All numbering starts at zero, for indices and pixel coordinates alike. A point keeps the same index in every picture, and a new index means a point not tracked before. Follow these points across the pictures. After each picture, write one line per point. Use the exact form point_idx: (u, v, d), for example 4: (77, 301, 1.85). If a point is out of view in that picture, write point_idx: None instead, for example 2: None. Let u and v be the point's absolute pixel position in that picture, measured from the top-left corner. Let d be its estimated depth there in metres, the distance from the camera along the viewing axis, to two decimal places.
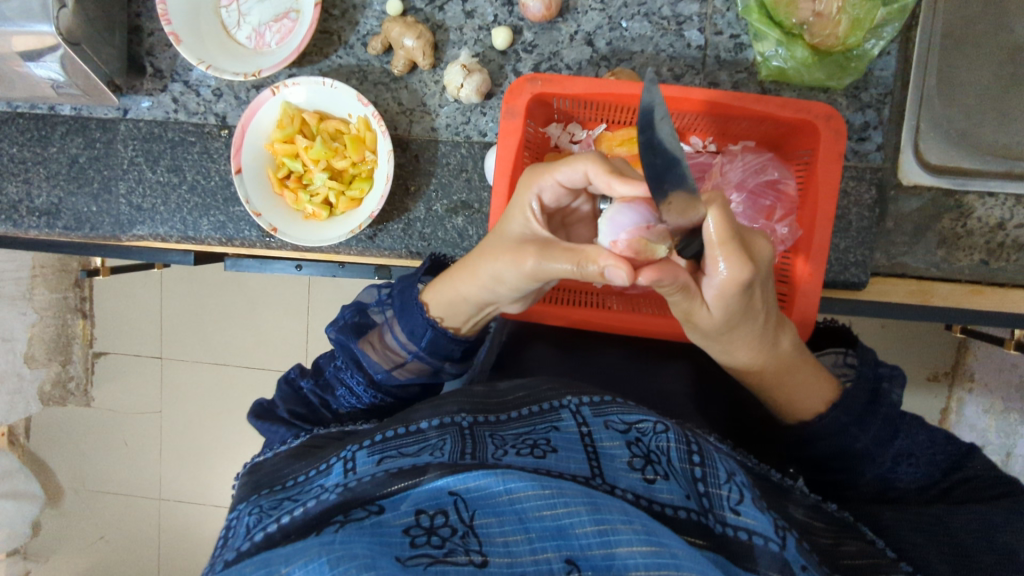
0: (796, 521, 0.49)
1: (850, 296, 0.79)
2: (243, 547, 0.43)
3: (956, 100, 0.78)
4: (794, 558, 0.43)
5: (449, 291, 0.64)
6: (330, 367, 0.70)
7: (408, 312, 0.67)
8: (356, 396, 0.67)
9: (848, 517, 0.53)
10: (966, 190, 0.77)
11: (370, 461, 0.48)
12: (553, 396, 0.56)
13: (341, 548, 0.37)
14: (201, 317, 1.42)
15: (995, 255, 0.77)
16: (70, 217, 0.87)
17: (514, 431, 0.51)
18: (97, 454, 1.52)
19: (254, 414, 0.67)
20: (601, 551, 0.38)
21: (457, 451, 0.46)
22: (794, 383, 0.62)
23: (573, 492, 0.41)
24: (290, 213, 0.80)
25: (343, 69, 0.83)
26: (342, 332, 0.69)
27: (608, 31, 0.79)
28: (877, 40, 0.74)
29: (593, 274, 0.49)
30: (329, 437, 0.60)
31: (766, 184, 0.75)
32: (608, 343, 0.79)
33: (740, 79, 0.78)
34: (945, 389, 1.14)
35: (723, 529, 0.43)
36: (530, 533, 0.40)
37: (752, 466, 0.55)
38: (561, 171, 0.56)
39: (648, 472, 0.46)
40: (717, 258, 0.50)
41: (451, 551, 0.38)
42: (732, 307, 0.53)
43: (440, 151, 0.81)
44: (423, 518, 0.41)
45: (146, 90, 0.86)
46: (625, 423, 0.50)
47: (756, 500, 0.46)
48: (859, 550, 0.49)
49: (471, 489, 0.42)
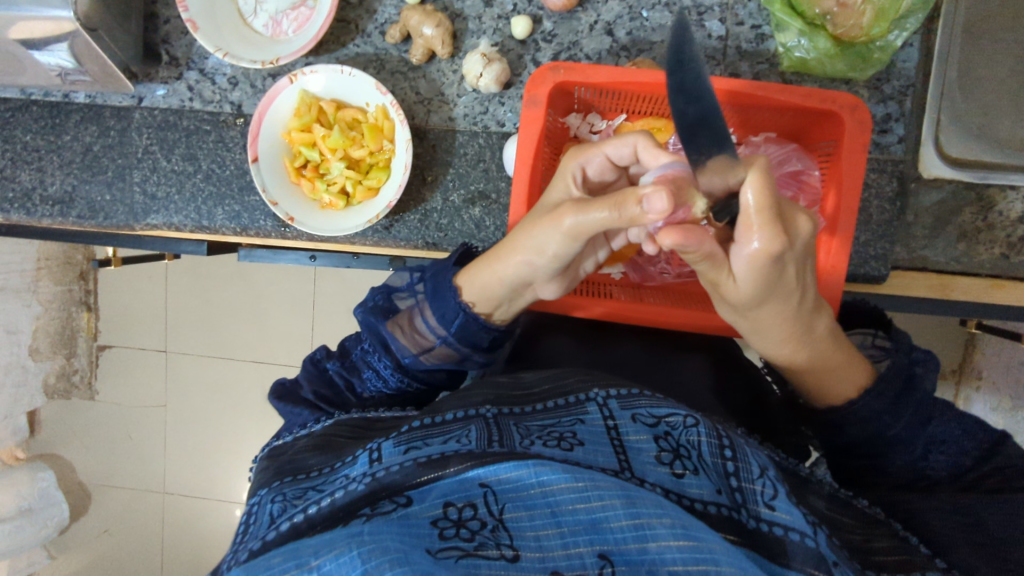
0: (825, 517, 0.49)
1: (869, 290, 0.79)
2: (269, 537, 0.43)
3: (978, 92, 0.78)
4: (829, 554, 0.42)
5: (486, 269, 0.64)
6: (357, 349, 0.70)
7: (441, 297, 0.67)
8: (382, 378, 0.67)
9: (879, 513, 0.53)
10: (988, 184, 0.77)
11: (395, 450, 0.47)
12: (580, 387, 0.55)
13: (372, 540, 0.36)
14: (209, 309, 1.42)
15: (1016, 250, 0.77)
16: (83, 206, 0.86)
17: (539, 422, 0.51)
18: (102, 446, 1.51)
19: (277, 394, 0.68)
20: (635, 546, 0.37)
21: (484, 440, 0.46)
22: (831, 369, 0.61)
23: (606, 485, 0.41)
24: (306, 203, 0.80)
25: (361, 58, 0.82)
26: (371, 314, 0.69)
27: (628, 20, 0.79)
28: (900, 32, 0.73)
29: (628, 215, 0.49)
30: (354, 425, 0.60)
31: (789, 175, 0.75)
32: (626, 336, 0.79)
33: (762, 69, 0.78)
34: (952, 388, 1.12)
35: (757, 525, 0.43)
36: (562, 527, 0.39)
37: (779, 461, 0.55)
38: (609, 145, 0.60)
39: (677, 467, 0.45)
40: (752, 228, 0.49)
41: (481, 544, 0.38)
42: (763, 278, 0.52)
43: (458, 141, 0.80)
44: (451, 511, 0.40)
45: (162, 78, 0.85)
46: (653, 416, 0.50)
47: (791, 496, 0.45)
48: (890, 546, 0.49)
49: (502, 481, 0.42)
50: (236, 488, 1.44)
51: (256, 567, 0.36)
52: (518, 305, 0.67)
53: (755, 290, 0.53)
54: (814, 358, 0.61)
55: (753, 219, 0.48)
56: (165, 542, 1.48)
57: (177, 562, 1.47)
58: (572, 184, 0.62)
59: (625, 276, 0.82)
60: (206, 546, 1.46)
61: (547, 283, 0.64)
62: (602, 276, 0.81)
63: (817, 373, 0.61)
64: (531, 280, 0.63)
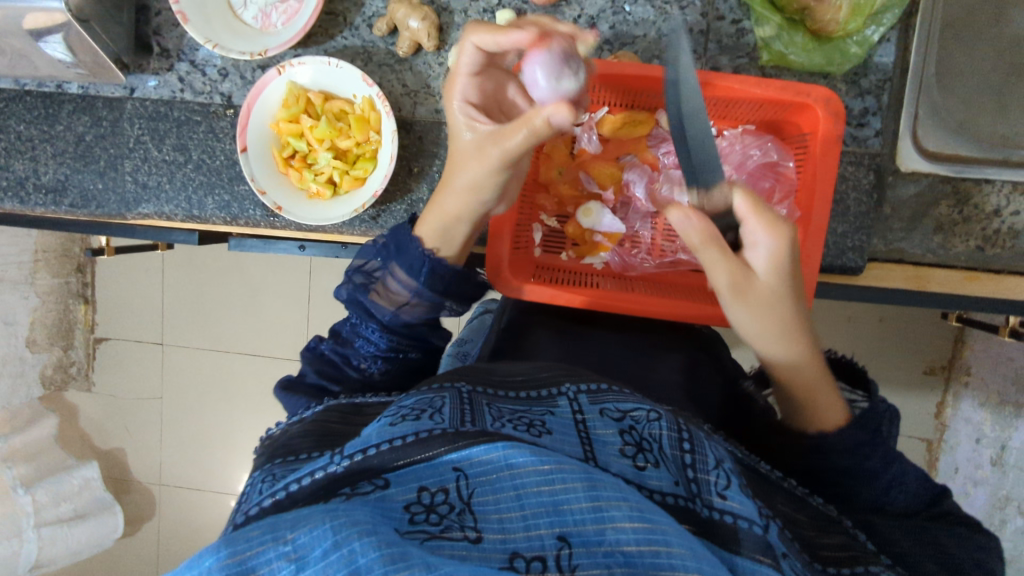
0: (782, 513, 0.52)
1: (846, 281, 0.80)
2: (254, 512, 0.42)
3: (955, 88, 0.79)
4: (775, 543, 0.44)
5: (444, 213, 0.69)
6: (346, 325, 0.70)
7: (404, 251, 0.67)
8: (374, 343, 0.67)
9: (831, 510, 0.56)
10: (964, 177, 0.78)
11: (375, 425, 0.47)
12: (551, 383, 0.56)
13: (344, 515, 0.36)
14: (202, 300, 1.43)
15: (990, 243, 0.78)
16: (76, 195, 0.88)
17: (511, 406, 0.52)
18: (98, 435, 1.53)
19: (281, 386, 0.66)
20: (594, 527, 0.39)
21: (456, 418, 0.46)
22: (824, 391, 0.63)
23: (571, 468, 0.42)
24: (294, 192, 0.81)
25: (349, 50, 0.84)
26: (349, 285, 0.68)
27: (611, 14, 0.80)
28: (877, 27, 0.75)
29: (541, 129, 0.59)
30: (342, 411, 0.59)
31: (766, 167, 0.78)
32: (601, 329, 0.82)
33: (742, 63, 0.80)
34: (941, 383, 1.15)
35: (710, 513, 0.44)
36: (525, 510, 0.40)
37: (742, 458, 0.56)
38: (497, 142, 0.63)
39: (639, 460, 0.47)
40: (764, 227, 0.60)
41: (447, 527, 0.39)
42: (779, 280, 0.62)
43: (443, 133, 0.82)
44: (424, 496, 0.41)
45: (153, 69, 0.87)
46: (620, 411, 0.51)
47: (743, 488, 0.47)
48: (839, 542, 0.52)
49: (474, 464, 0.42)
50: (231, 480, 1.45)
51: (234, 538, 0.35)
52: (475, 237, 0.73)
53: (771, 288, 0.62)
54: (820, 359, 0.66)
55: (766, 217, 0.60)
56: (161, 532, 1.51)
57: (172, 552, 1.49)
58: (501, 166, 0.64)
59: (607, 265, 0.83)
60: (201, 536, 1.48)
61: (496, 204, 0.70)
62: (583, 264, 0.83)
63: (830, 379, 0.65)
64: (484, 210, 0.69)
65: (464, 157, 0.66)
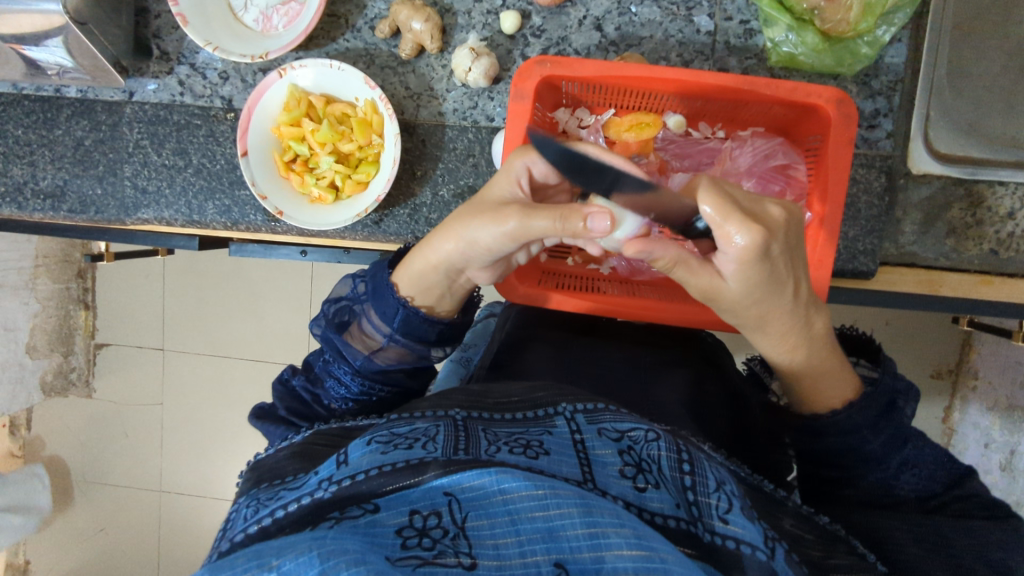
0: (787, 533, 0.50)
1: (857, 285, 0.79)
2: (239, 539, 0.41)
3: (968, 89, 0.78)
4: (782, 569, 0.42)
5: (418, 259, 0.65)
6: (319, 361, 0.68)
7: (380, 296, 0.66)
8: (345, 386, 0.65)
9: (839, 530, 0.54)
10: (977, 180, 0.77)
11: (365, 449, 0.45)
12: (548, 402, 0.55)
13: (332, 543, 0.35)
14: (202, 307, 1.42)
15: (1004, 246, 0.77)
16: (74, 200, 0.86)
17: (508, 429, 0.51)
18: (97, 443, 1.52)
19: (254, 414, 0.65)
20: (590, 555, 0.37)
21: (450, 446, 0.45)
22: (828, 373, 0.61)
23: (566, 493, 0.40)
24: (296, 196, 0.80)
25: (351, 52, 0.83)
26: (322, 323, 0.67)
27: (617, 15, 0.79)
28: (888, 26, 0.73)
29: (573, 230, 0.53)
30: (331, 434, 0.57)
31: (777, 168, 0.76)
32: (607, 344, 0.79)
33: (751, 64, 0.78)
34: (948, 387, 1.12)
35: (712, 538, 0.42)
36: (520, 536, 0.39)
37: (743, 476, 0.55)
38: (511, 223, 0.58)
39: (639, 481, 0.46)
40: (728, 231, 0.49)
41: (440, 552, 0.37)
42: (746, 282, 0.53)
43: (447, 136, 0.81)
44: (416, 519, 0.39)
45: (152, 73, 0.86)
46: (618, 431, 0.50)
47: (746, 511, 0.45)
48: (850, 564, 0.50)
49: (466, 489, 0.41)
50: (232, 487, 1.44)
51: (217, 566, 0.34)
52: (461, 296, 0.68)
53: (737, 289, 0.54)
54: (812, 352, 0.61)
55: (734, 216, 0.49)
56: (161, 538, 1.49)
57: (172, 558, 1.48)
58: (511, 238, 0.59)
59: (614, 270, 0.83)
60: (201, 543, 1.46)
61: (481, 269, 0.65)
62: (590, 270, 0.83)
63: (836, 366, 0.61)
64: (464, 266, 0.64)
65: (481, 214, 0.61)
